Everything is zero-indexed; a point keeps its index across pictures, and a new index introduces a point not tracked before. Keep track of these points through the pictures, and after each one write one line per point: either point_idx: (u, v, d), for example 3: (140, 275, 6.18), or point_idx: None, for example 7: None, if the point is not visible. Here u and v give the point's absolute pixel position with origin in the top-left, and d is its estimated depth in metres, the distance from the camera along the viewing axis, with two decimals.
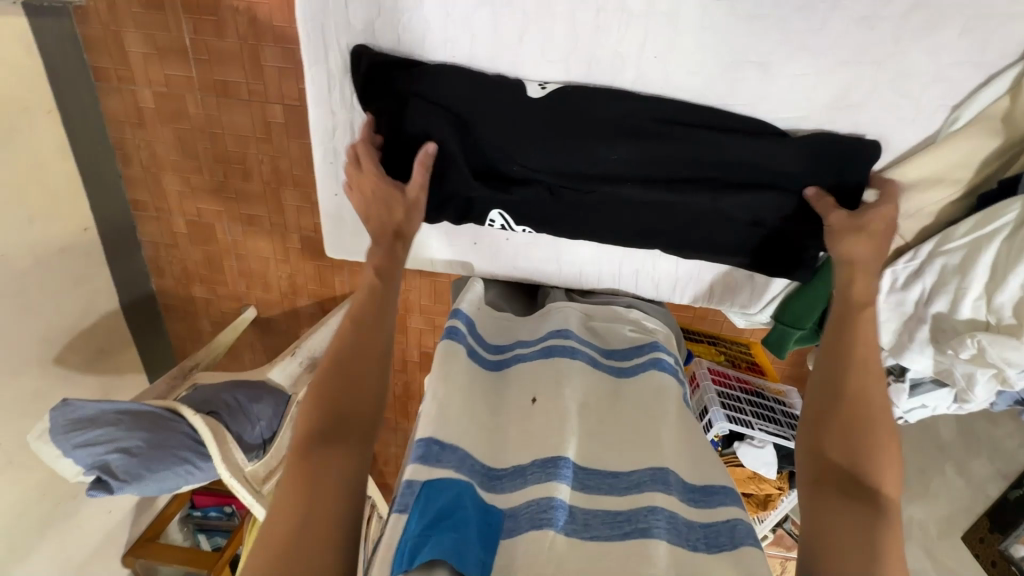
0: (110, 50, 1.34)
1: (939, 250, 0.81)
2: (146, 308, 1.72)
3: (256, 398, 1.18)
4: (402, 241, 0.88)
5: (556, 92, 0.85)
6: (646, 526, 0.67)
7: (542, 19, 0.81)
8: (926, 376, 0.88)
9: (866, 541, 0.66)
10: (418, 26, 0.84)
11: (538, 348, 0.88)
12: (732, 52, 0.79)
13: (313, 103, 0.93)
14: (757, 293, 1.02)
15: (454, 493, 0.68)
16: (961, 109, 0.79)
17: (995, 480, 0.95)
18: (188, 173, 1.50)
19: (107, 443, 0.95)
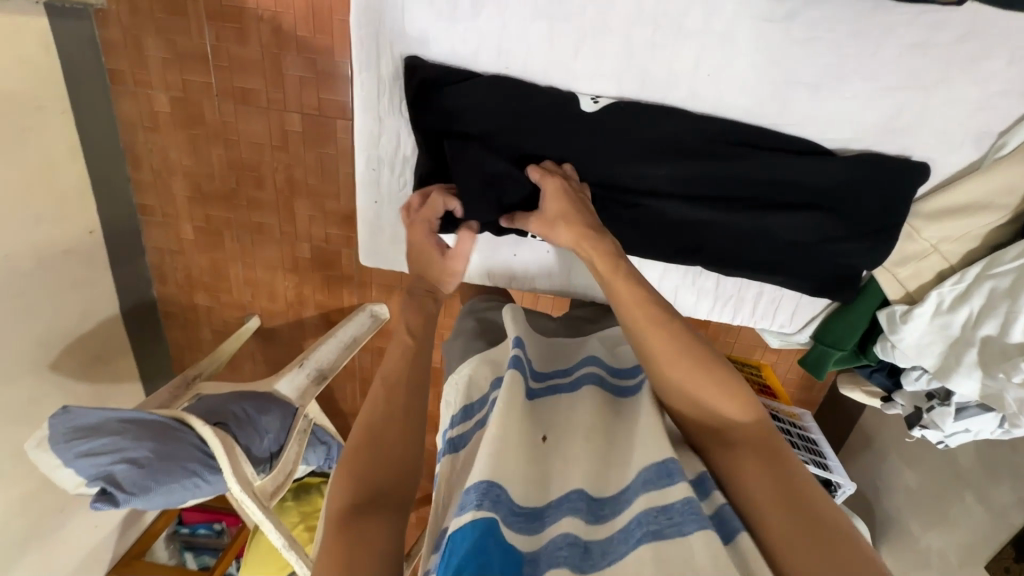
0: (128, 54, 1.34)
1: (987, 274, 0.86)
2: (146, 315, 1.68)
3: (264, 410, 1.14)
4: (433, 299, 0.91)
5: (606, 108, 0.94)
6: (661, 528, 0.59)
7: (596, 36, 0.90)
8: (972, 401, 0.90)
9: (777, 478, 0.69)
10: (471, 42, 0.93)
11: (545, 387, 0.83)
12: (787, 73, 0.89)
13: (360, 105, 1.00)
14: (798, 314, 1.12)
15: (476, 536, 0.58)
16: (1006, 137, 0.89)
17: (1016, 508, 0.94)
18: (199, 179, 1.49)
19: (112, 452, 0.91)
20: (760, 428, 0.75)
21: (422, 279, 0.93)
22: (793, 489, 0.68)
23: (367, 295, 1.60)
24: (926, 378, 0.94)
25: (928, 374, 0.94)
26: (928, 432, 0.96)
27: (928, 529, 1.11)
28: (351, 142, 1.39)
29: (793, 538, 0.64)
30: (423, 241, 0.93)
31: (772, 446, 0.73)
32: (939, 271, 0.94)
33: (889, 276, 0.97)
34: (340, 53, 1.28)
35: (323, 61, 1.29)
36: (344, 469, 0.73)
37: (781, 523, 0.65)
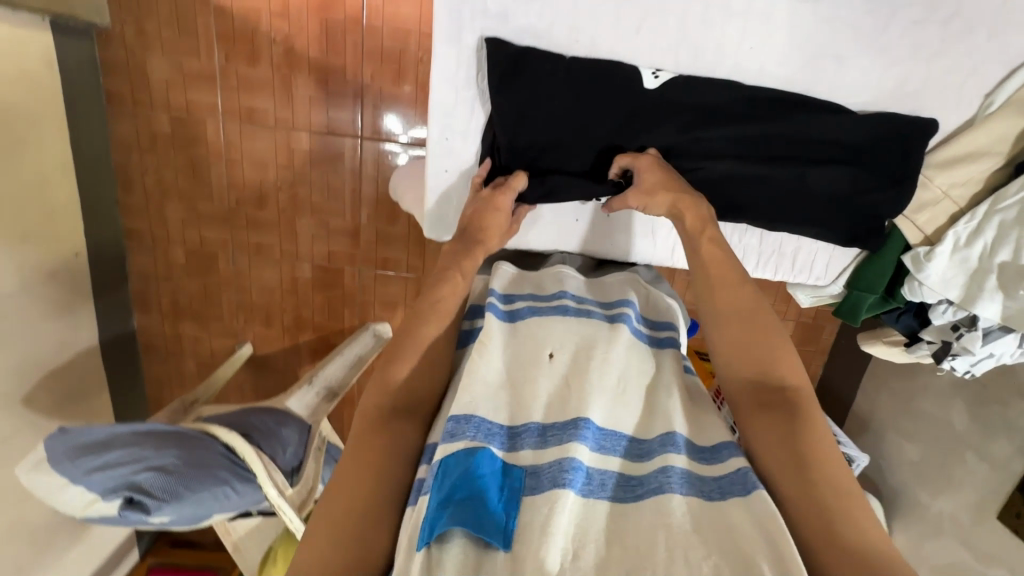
0: (129, 74, 1.34)
1: (995, 209, 0.84)
2: (124, 348, 1.57)
3: (282, 423, 1.09)
4: (483, 249, 0.86)
5: (669, 83, 0.85)
6: (659, 484, 0.63)
7: (655, 12, 0.81)
8: (994, 324, 0.88)
9: (799, 438, 0.70)
10: (544, 18, 0.82)
11: (552, 304, 0.82)
12: (815, 45, 0.82)
13: (439, 81, 0.87)
14: (832, 265, 1.00)
15: (464, 462, 0.63)
16: (993, 95, 0.84)
17: (1016, 458, 1.03)
18: (195, 200, 1.45)
19: (133, 462, 0.84)
20: (800, 392, 0.74)
21: (484, 238, 0.86)
22: (813, 452, 0.69)
23: (368, 313, 1.57)
24: (952, 309, 0.90)
25: (954, 306, 0.90)
26: (956, 362, 0.92)
27: (938, 494, 1.18)
28: (358, 158, 1.41)
29: (801, 504, 0.66)
30: (505, 204, 0.87)
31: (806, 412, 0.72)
32: (952, 215, 0.88)
33: (908, 224, 0.90)
34: (352, 73, 1.33)
35: (335, 80, 1.34)
36: (382, 376, 0.75)
37: (790, 479, 0.68)
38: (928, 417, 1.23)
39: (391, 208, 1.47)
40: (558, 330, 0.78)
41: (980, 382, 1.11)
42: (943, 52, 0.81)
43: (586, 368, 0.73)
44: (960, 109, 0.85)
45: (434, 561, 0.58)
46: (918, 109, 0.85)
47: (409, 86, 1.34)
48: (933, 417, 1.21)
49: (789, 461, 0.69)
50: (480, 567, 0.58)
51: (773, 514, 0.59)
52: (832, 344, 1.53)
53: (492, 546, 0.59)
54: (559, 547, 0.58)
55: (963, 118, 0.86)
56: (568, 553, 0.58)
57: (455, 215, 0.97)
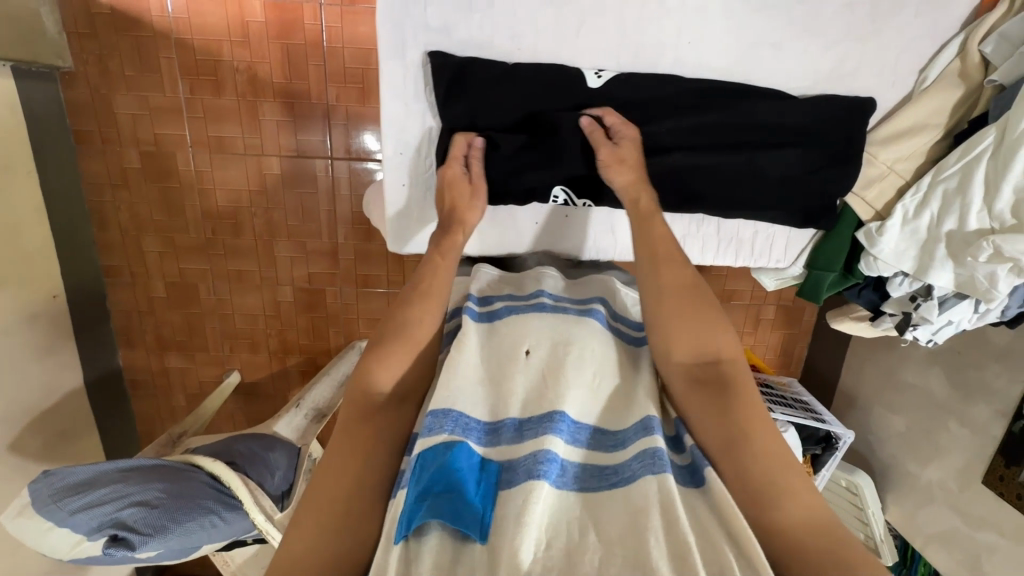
0: (96, 112, 1.34)
1: (937, 179, 0.85)
2: (111, 386, 1.56)
3: (269, 447, 1.08)
4: (463, 230, 0.86)
5: (613, 82, 0.87)
6: (633, 474, 0.65)
7: (590, 18, 0.84)
8: (948, 291, 0.89)
9: (730, 412, 0.72)
10: (486, 30, 0.84)
11: (527, 303, 0.83)
12: (750, 36, 0.85)
13: (387, 97, 0.88)
14: (791, 247, 1.01)
15: (442, 456, 0.64)
16: (926, 71, 0.88)
17: (997, 420, 1.04)
18: (172, 233, 1.46)
19: (117, 500, 0.83)
20: (732, 365, 0.76)
21: (456, 216, 0.86)
22: (745, 427, 0.70)
23: (354, 332, 1.59)
24: (908, 280, 0.91)
25: (909, 278, 0.91)
26: (918, 333, 0.94)
27: (925, 464, 1.19)
28: (331, 179, 1.42)
29: (743, 494, 0.68)
30: (455, 174, 0.87)
31: (737, 385, 0.74)
32: (900, 188, 0.91)
33: (860, 201, 0.92)
34: (317, 96, 1.34)
35: (300, 104, 1.35)
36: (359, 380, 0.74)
37: (729, 460, 0.69)
38: (908, 387, 1.24)
39: (367, 226, 1.49)
40: (534, 328, 0.78)
41: (955, 348, 1.13)
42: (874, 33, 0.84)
43: (564, 363, 0.74)
44: (895, 87, 0.89)
45: (412, 554, 0.60)
46: (857, 92, 0.88)
47: (375, 106, 1.36)
48: (914, 387, 1.23)
49: (722, 438, 0.70)
50: (457, 558, 0.60)
51: (728, 505, 0.62)
52: (813, 325, 1.54)
53: (469, 539, 0.61)
54: (534, 537, 0.59)
55: (898, 96, 0.90)
56: (543, 542, 0.60)
57: (420, 227, 0.98)
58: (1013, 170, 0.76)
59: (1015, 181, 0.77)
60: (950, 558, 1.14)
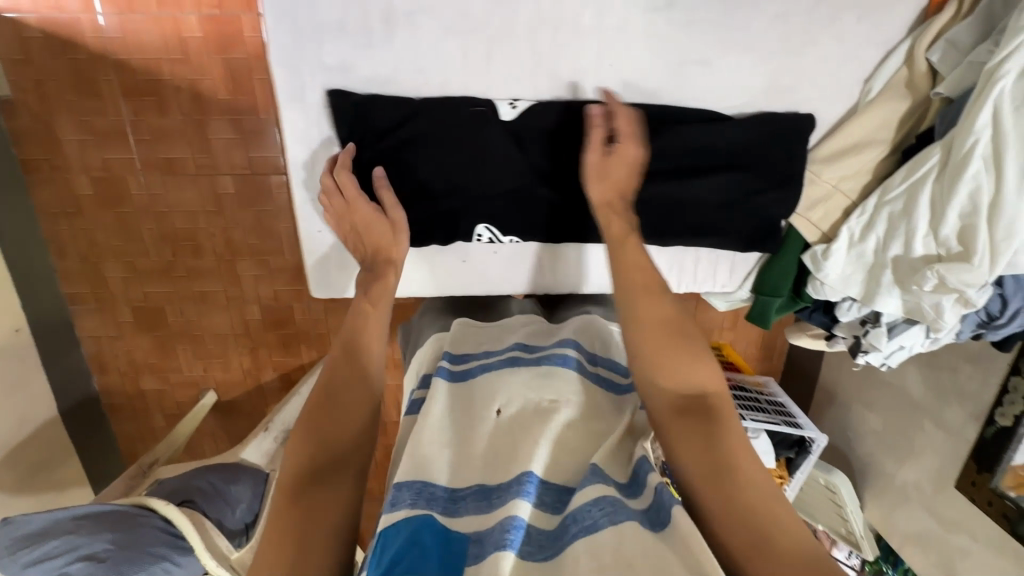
0: (42, 140, 1.31)
1: (883, 201, 0.81)
2: (89, 412, 1.57)
3: (232, 479, 1.08)
4: (393, 268, 0.83)
5: (527, 111, 0.83)
6: (592, 521, 0.61)
7: (502, 42, 0.79)
8: (898, 316, 0.87)
9: (718, 445, 0.69)
10: (388, 65, 0.79)
11: (502, 357, 0.85)
12: (677, 54, 0.80)
13: (293, 143, 0.83)
14: (736, 271, 0.98)
15: (408, 533, 0.62)
16: (871, 81, 0.83)
17: (971, 425, 1.01)
18: (133, 258, 1.44)
19: (67, 553, 0.82)
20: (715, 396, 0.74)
21: (383, 256, 0.84)
22: (737, 459, 0.67)
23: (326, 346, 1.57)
24: (856, 306, 0.89)
25: (857, 303, 0.89)
26: (869, 358, 0.92)
27: (902, 465, 1.17)
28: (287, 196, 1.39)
29: (736, 534, 0.63)
30: (369, 215, 0.82)
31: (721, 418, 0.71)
32: (846, 208, 0.86)
33: (805, 222, 0.88)
34: (264, 110, 1.29)
35: (247, 120, 1.30)
36: (303, 441, 0.71)
37: (722, 498, 0.65)
38: (884, 386, 1.21)
39: None
40: (499, 388, 0.79)
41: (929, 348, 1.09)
42: (813, 38, 0.79)
43: (538, 421, 0.73)
44: (843, 96, 0.84)
45: None
46: (794, 109, 0.84)
47: None
48: (889, 387, 1.20)
49: (714, 468, 0.66)
50: None
51: (692, 543, 0.58)
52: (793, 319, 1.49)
53: None
54: None
55: (844, 107, 0.85)
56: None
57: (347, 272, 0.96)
58: (958, 189, 0.72)
59: (960, 206, 0.73)
60: (928, 560, 1.12)
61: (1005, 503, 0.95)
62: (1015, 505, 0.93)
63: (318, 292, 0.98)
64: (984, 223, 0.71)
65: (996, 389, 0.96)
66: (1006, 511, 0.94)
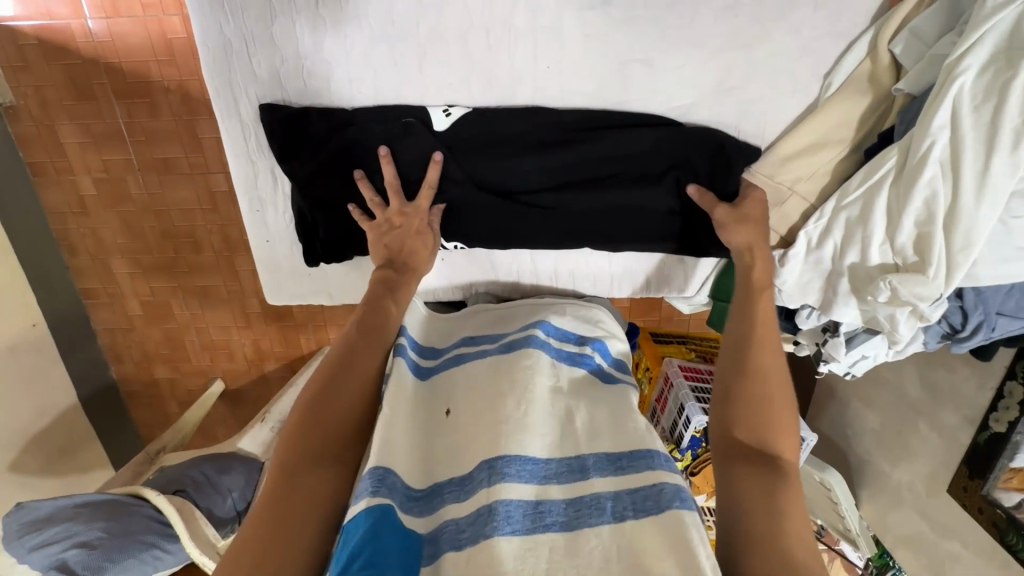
0: (45, 143, 1.36)
1: (839, 206, 0.76)
2: (109, 399, 1.67)
3: (223, 470, 1.14)
4: (417, 278, 0.83)
5: (461, 120, 0.80)
6: (568, 519, 0.59)
7: (435, 47, 0.76)
8: (858, 326, 0.83)
9: (775, 495, 0.63)
10: (320, 73, 0.78)
11: (448, 357, 0.81)
12: (619, 53, 0.75)
13: (231, 153, 0.84)
14: (691, 276, 0.93)
15: (371, 523, 0.56)
16: (830, 76, 0.76)
17: (965, 427, 0.96)
18: (137, 254, 1.50)
19: (64, 538, 0.87)
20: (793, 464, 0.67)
21: (415, 266, 0.83)
22: (789, 513, 0.61)
23: (324, 338, 1.61)
24: (816, 314, 0.86)
25: (817, 310, 0.85)
26: (831, 367, 0.88)
27: (894, 465, 1.13)
28: None
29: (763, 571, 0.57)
30: (421, 224, 0.83)
31: (791, 480, 0.65)
32: (804, 214, 0.82)
33: None
34: None
35: None
36: (300, 423, 0.67)
37: (756, 535, 0.60)
38: (881, 384, 1.16)
39: None
40: (442, 389, 0.77)
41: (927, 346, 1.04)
42: (775, 28, 0.73)
43: (479, 414, 0.69)
44: (798, 96, 0.78)
45: None
46: (753, 106, 0.79)
47: None
48: (887, 385, 1.14)
49: (763, 507, 0.62)
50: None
51: (683, 534, 0.55)
52: None
53: None
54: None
55: (798, 108, 0.79)
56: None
57: (362, 279, 0.96)
58: (913, 198, 0.68)
59: (915, 212, 0.69)
60: (920, 562, 1.09)
61: (996, 511, 0.92)
62: (1007, 514, 0.90)
63: (272, 299, 0.99)
64: (940, 230, 0.68)
65: (993, 392, 0.92)
66: (996, 520, 0.91)
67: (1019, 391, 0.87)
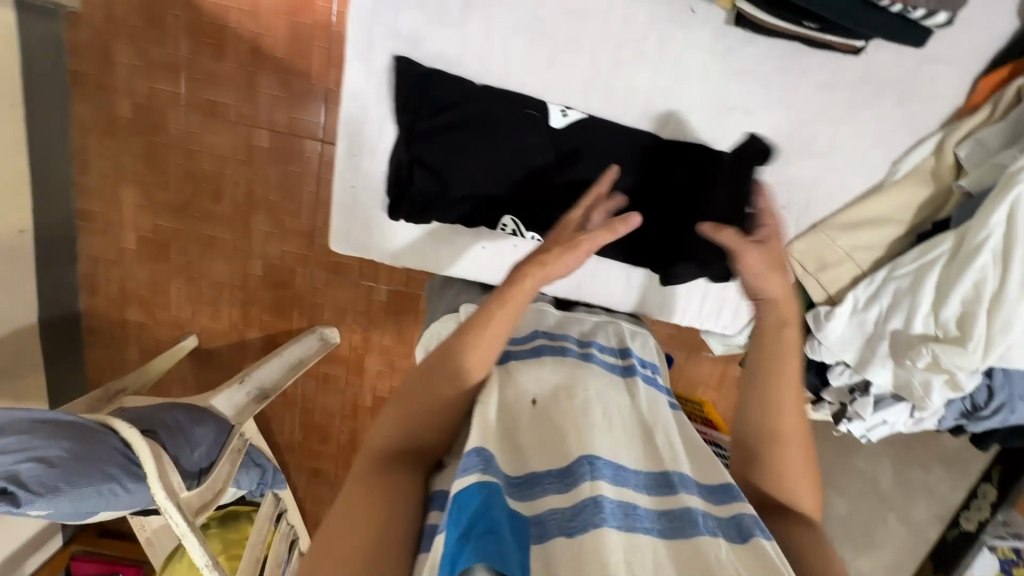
0: (94, 56, 1.33)
1: (891, 275, 0.90)
2: (67, 330, 1.55)
3: (197, 420, 1.08)
4: (538, 276, 0.70)
5: (576, 122, 0.91)
6: (664, 527, 0.56)
7: (568, 50, 0.89)
8: (887, 392, 0.97)
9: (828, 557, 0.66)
10: (457, 47, 0.88)
11: (527, 347, 0.78)
12: (725, 99, 0.91)
13: (349, 97, 0.90)
14: (737, 317, 1.10)
15: (484, 497, 0.53)
16: (898, 163, 0.94)
17: (934, 524, 1.12)
18: (152, 189, 1.45)
19: (22, 449, 0.80)
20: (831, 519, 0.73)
21: (552, 257, 0.71)
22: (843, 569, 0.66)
23: (319, 317, 1.57)
24: (849, 372, 0.98)
25: (849, 369, 0.97)
26: (851, 426, 1.01)
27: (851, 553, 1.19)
28: (318, 163, 1.41)
29: None
30: (575, 220, 0.77)
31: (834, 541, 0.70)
32: (854, 276, 0.96)
33: (813, 281, 0.97)
34: (316, 78, 1.33)
35: (299, 83, 1.33)
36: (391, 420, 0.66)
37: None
38: None
39: None
40: (523, 375, 0.71)
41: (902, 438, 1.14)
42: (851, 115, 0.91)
43: (572, 408, 0.66)
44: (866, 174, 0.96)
45: None
46: None
47: None
48: None
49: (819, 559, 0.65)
50: None
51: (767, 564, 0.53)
52: None
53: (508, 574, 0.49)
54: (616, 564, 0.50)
55: (868, 183, 0.96)
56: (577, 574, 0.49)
57: (431, 245, 1.01)
58: (960, 280, 0.81)
59: (961, 292, 0.81)
60: None
61: None
62: None
63: (332, 246, 1.00)
64: (984, 311, 0.80)
65: None
66: None
67: (991, 494, 1.03)
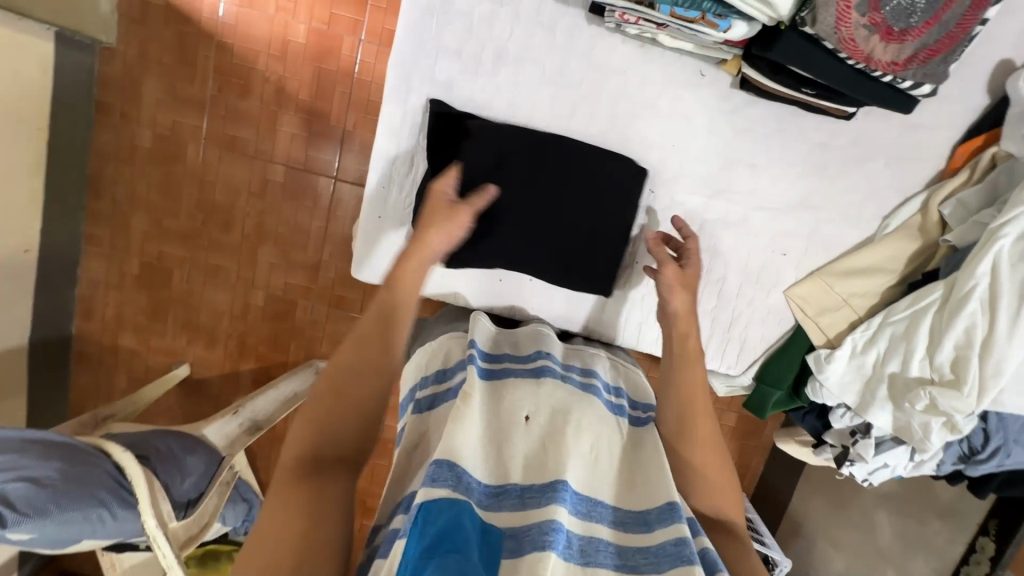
0: (122, 89, 1.39)
1: (887, 321, 0.95)
2: (56, 353, 1.51)
3: (190, 450, 1.05)
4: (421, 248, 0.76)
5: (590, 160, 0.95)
6: (636, 563, 0.58)
7: (588, 103, 0.97)
8: (887, 434, 0.98)
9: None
10: (486, 94, 0.96)
11: (528, 368, 0.77)
12: (727, 154, 0.99)
13: (382, 133, 0.97)
14: (743, 356, 1.10)
15: (449, 513, 0.55)
16: (888, 219, 1.01)
17: None
18: (162, 216, 1.47)
19: (9, 469, 0.77)
20: None
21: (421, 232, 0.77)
22: None
23: (315, 351, 1.56)
24: (850, 414, 1.00)
25: (850, 412, 1.00)
26: (854, 469, 1.01)
27: None
28: (329, 199, 1.45)
29: None
30: (442, 192, 0.82)
31: None
32: (851, 321, 1.02)
33: (812, 324, 1.03)
34: (336, 118, 1.40)
35: (319, 123, 1.39)
36: (305, 428, 0.66)
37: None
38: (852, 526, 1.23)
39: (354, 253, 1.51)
40: (522, 390, 0.71)
41: (899, 490, 1.15)
42: (843, 174, 0.99)
43: (562, 437, 0.66)
44: (861, 228, 1.02)
45: None
46: None
47: None
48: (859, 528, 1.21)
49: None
50: None
51: None
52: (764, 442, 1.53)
53: None
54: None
55: (863, 235, 1.02)
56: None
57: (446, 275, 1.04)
58: (954, 325, 0.86)
59: (955, 336, 0.86)
60: None
61: None
62: None
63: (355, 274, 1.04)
64: (976, 355, 0.84)
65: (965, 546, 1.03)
66: None
67: (990, 547, 0.99)
